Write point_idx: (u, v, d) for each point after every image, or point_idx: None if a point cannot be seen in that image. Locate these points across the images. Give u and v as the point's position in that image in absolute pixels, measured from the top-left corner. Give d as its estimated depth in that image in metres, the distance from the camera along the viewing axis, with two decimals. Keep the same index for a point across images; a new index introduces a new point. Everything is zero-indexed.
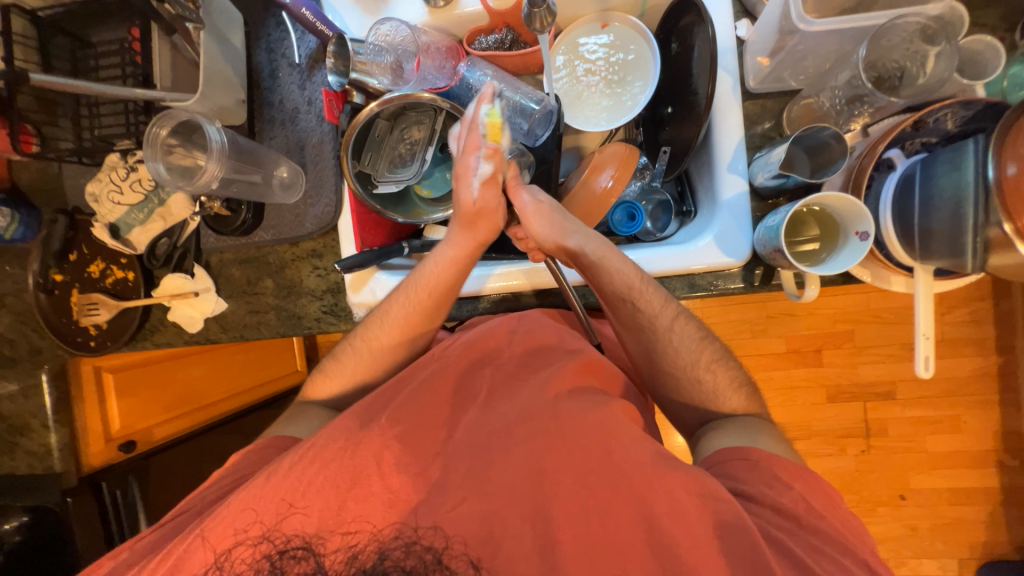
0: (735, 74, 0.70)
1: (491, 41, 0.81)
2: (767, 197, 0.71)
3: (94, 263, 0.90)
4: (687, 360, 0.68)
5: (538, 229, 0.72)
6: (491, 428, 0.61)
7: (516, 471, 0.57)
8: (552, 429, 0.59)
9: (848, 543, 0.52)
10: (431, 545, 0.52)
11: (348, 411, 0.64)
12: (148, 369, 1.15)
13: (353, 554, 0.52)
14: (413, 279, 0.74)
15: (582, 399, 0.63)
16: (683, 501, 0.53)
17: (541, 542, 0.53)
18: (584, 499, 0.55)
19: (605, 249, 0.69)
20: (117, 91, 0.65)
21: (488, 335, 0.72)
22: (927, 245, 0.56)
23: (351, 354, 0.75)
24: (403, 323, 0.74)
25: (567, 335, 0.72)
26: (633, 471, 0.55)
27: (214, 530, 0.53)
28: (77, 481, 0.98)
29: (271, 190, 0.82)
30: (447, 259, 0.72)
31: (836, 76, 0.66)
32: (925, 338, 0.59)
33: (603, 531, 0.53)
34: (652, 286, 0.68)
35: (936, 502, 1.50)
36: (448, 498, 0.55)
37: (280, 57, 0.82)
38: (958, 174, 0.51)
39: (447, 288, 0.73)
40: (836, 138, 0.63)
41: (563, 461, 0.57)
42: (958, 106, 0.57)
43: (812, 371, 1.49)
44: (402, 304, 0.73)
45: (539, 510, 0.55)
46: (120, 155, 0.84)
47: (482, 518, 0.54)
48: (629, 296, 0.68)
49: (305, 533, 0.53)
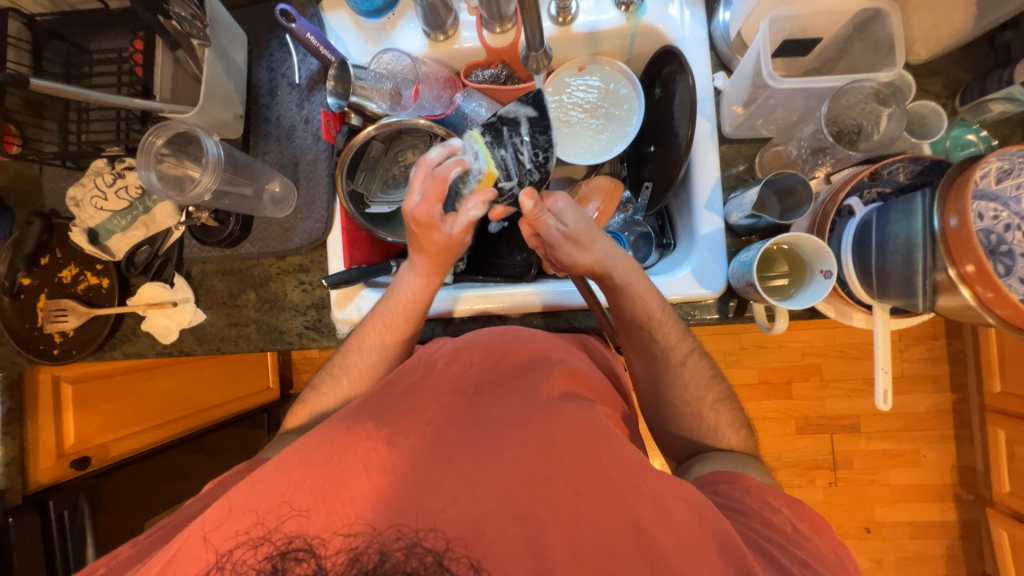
0: (712, 120, 0.76)
1: (486, 75, 0.86)
2: (741, 234, 0.75)
3: (67, 268, 0.87)
4: (693, 395, 0.69)
5: (568, 254, 0.67)
6: (479, 434, 0.59)
7: (504, 473, 0.55)
8: (544, 437, 0.58)
9: (821, 557, 0.54)
10: (431, 548, 0.51)
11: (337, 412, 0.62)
12: (110, 381, 1.10)
13: (354, 557, 0.50)
14: (385, 304, 0.73)
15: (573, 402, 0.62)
16: (669, 504, 0.54)
17: (531, 545, 0.52)
18: (569, 503, 0.54)
19: (635, 273, 0.68)
20: (118, 100, 0.64)
21: (484, 347, 0.72)
22: (883, 284, 0.61)
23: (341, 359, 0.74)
24: (375, 344, 0.73)
25: (554, 345, 0.72)
26: (625, 481, 0.55)
27: (186, 555, 0.51)
28: (21, 500, 0.90)
29: (262, 205, 0.83)
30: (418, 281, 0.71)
31: (801, 129, 0.71)
32: (883, 372, 0.63)
33: (594, 535, 0.53)
34: (671, 318, 0.70)
35: (899, 535, 1.54)
36: (438, 498, 0.53)
37: (280, 76, 0.84)
38: (909, 223, 0.56)
39: (415, 316, 0.73)
40: (802, 185, 0.68)
41: (551, 468, 0.56)
42: (908, 161, 0.63)
43: (782, 402, 1.54)
44: (378, 332, 0.72)
45: (529, 514, 0.53)
46: (107, 161, 0.83)
47: (473, 518, 0.53)
48: (648, 325, 0.69)
49: (307, 533, 0.51)
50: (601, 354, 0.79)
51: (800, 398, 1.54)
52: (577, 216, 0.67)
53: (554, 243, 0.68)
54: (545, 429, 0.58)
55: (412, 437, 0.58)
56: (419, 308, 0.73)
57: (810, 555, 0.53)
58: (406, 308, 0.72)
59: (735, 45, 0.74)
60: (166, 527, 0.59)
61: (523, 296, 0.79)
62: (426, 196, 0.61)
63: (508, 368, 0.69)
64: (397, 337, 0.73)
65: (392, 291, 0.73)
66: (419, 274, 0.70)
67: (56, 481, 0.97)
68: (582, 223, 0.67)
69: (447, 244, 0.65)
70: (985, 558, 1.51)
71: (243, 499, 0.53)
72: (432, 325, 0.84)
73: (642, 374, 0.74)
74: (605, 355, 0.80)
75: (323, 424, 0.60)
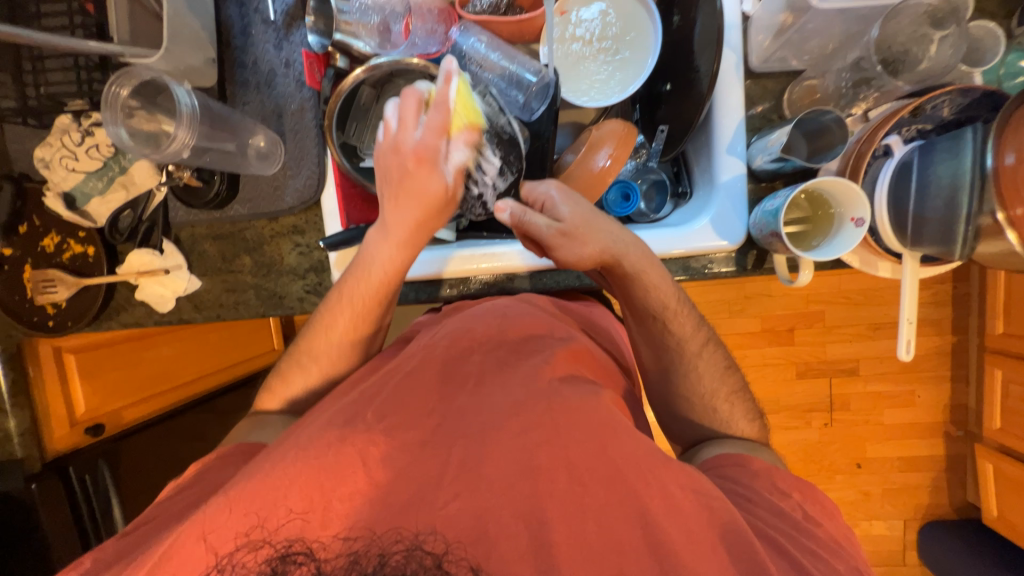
0: (739, 51, 0.68)
1: (485, 5, 0.76)
2: (763, 180, 0.70)
3: (47, 236, 0.82)
4: (707, 389, 0.70)
5: (563, 253, 0.65)
6: (487, 417, 0.60)
7: (506, 469, 0.56)
8: (548, 420, 0.58)
9: (826, 541, 0.56)
10: (431, 550, 0.51)
11: (336, 406, 0.62)
12: (113, 350, 1.07)
13: (354, 559, 0.50)
14: (348, 281, 0.70)
15: (577, 387, 0.63)
16: (679, 498, 0.55)
17: (536, 543, 0.52)
18: (577, 495, 0.55)
19: (647, 261, 0.66)
20: (70, 44, 0.55)
21: (485, 328, 0.70)
22: (918, 232, 0.57)
23: (306, 346, 0.74)
24: (343, 332, 0.71)
25: (556, 325, 0.72)
26: (634, 472, 0.56)
27: (196, 539, 0.51)
28: (43, 467, 0.92)
29: (247, 160, 0.76)
30: (389, 249, 0.67)
31: (844, 57, 0.65)
32: (908, 322, 0.61)
33: (600, 530, 0.53)
34: (685, 307, 0.69)
35: (889, 469, 1.61)
36: (440, 495, 0.54)
37: (253, 12, 0.75)
38: (956, 162, 0.52)
39: (386, 294, 0.70)
40: (837, 122, 0.63)
41: (568, 444, 0.57)
42: (957, 93, 0.57)
43: (785, 349, 1.55)
44: (341, 318, 0.71)
45: (533, 511, 0.54)
46: (72, 117, 0.76)
47: (474, 517, 0.53)
48: (662, 315, 0.68)
49: (307, 537, 0.51)
50: (602, 328, 0.80)
51: (803, 344, 1.54)
52: (571, 208, 0.65)
53: (550, 243, 0.64)
54: (550, 413, 0.59)
55: (414, 430, 0.59)
56: (392, 283, 0.69)
57: (800, 532, 0.56)
58: (374, 285, 0.69)
59: None
60: (172, 505, 0.59)
61: (529, 255, 0.76)
62: (428, 127, 0.60)
63: (511, 354, 0.68)
64: (364, 317, 0.71)
65: (354, 267, 0.70)
66: (394, 242, 0.67)
67: (71, 451, 0.97)
68: (578, 215, 0.65)
69: (444, 196, 0.64)
70: (967, 487, 1.60)
71: (248, 478, 0.54)
72: (437, 286, 0.80)
73: (653, 365, 0.74)
74: (611, 332, 0.82)
75: (316, 420, 0.60)
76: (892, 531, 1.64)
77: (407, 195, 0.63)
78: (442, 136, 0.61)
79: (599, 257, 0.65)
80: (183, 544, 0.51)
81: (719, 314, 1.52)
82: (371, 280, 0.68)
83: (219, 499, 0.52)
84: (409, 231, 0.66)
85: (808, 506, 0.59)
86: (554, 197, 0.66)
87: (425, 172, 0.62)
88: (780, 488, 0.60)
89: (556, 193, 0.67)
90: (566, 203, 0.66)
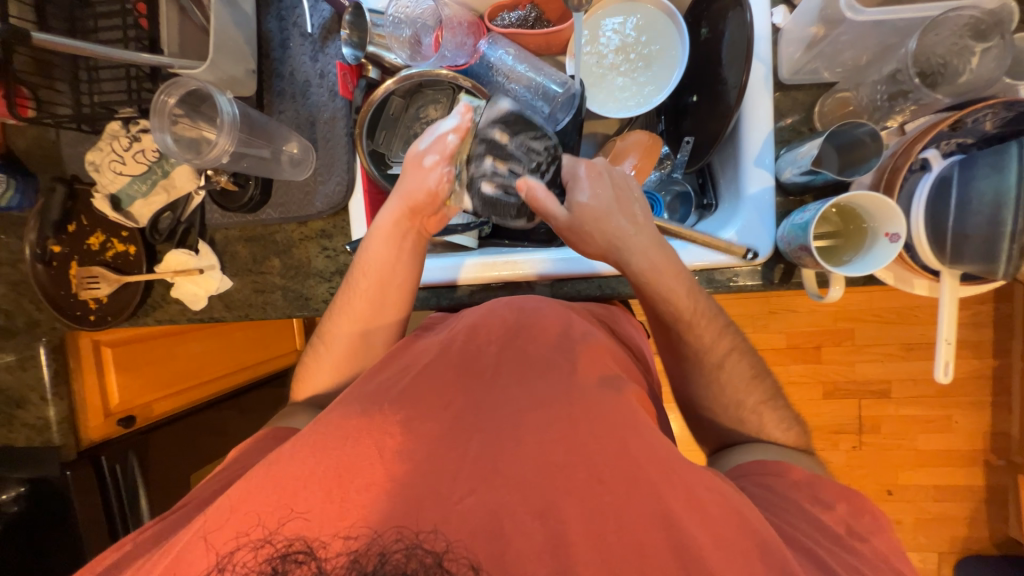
0: (769, 63, 0.67)
1: (513, 18, 0.78)
2: (791, 193, 0.69)
3: (94, 235, 0.87)
4: (733, 399, 0.67)
5: (584, 238, 0.69)
6: (496, 416, 0.59)
7: (523, 464, 0.54)
8: (561, 418, 0.57)
9: (868, 561, 0.53)
10: (431, 549, 0.49)
11: (347, 395, 0.63)
12: (146, 345, 1.13)
13: (353, 558, 0.48)
14: (356, 263, 0.73)
15: (598, 384, 0.61)
16: (704, 499, 0.53)
17: (552, 542, 0.51)
18: (595, 493, 0.53)
19: (659, 269, 0.66)
20: (125, 56, 0.59)
21: (502, 320, 0.70)
22: (959, 249, 0.55)
23: (329, 326, 0.75)
24: (361, 308, 0.72)
25: (574, 322, 0.70)
26: (652, 469, 0.54)
27: (215, 528, 0.51)
28: (77, 455, 0.97)
29: (280, 166, 0.79)
30: (384, 233, 0.70)
31: (879, 70, 0.65)
32: (946, 342, 0.59)
33: (618, 530, 0.51)
34: (699, 299, 0.66)
35: (922, 497, 1.53)
36: (455, 488, 0.53)
37: (291, 26, 0.78)
38: (1000, 178, 0.50)
39: (387, 276, 0.71)
40: (872, 136, 0.61)
41: (583, 458, 0.55)
42: (1000, 107, 0.55)
43: (811, 367, 1.50)
44: (358, 296, 0.72)
45: (550, 507, 0.52)
46: (121, 123, 0.81)
47: (488, 512, 0.52)
48: (679, 323, 0.67)
49: (307, 536, 0.50)
50: (627, 333, 0.77)
51: (830, 362, 1.49)
52: (591, 199, 0.68)
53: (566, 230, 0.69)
54: (562, 411, 0.58)
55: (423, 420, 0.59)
56: (391, 266, 0.71)
57: (823, 546, 0.53)
58: (387, 253, 0.71)
59: None
60: (192, 500, 0.60)
61: (540, 262, 0.77)
62: (429, 144, 0.70)
63: (530, 345, 0.67)
64: (383, 287, 0.72)
65: (366, 245, 0.72)
66: (401, 201, 0.70)
67: (105, 441, 1.02)
68: (597, 207, 0.68)
69: (429, 195, 0.70)
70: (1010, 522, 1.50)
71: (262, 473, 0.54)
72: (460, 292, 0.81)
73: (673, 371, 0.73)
74: (631, 331, 0.79)
75: (332, 413, 0.59)
76: (926, 564, 1.55)
77: (405, 189, 0.70)
78: (440, 154, 0.70)
79: (603, 244, 0.68)
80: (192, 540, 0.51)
81: (742, 328, 1.49)
82: (378, 248, 0.71)
83: (234, 491, 0.53)
84: (403, 216, 0.71)
85: (838, 516, 0.56)
86: (582, 177, 0.69)
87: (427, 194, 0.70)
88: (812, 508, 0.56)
89: (587, 172, 0.70)
90: (588, 193, 0.68)
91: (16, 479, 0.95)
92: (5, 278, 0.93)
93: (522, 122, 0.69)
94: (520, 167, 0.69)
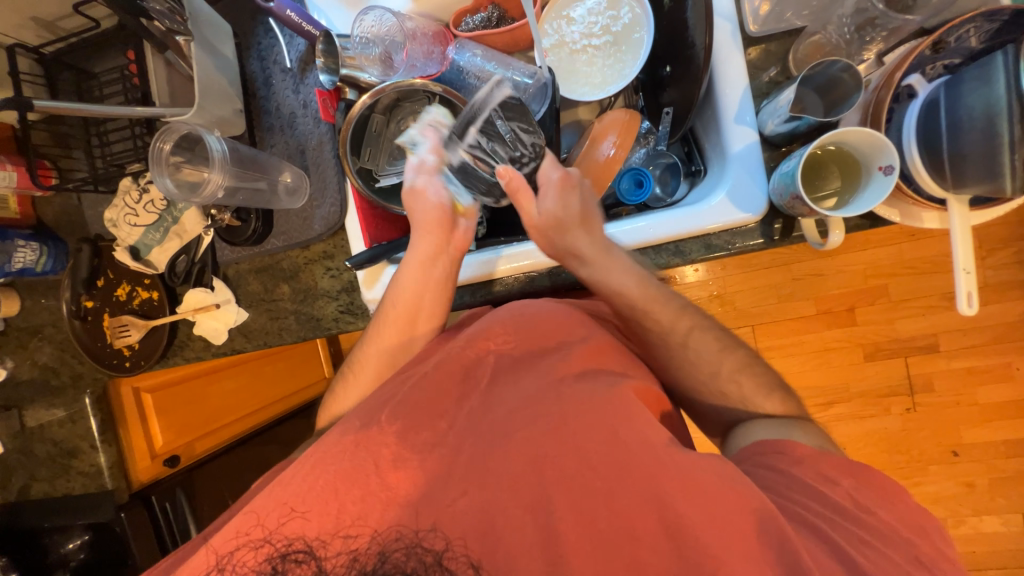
0: (733, 19, 0.67)
1: (477, 20, 0.81)
2: (779, 145, 0.68)
3: (120, 286, 0.93)
4: (744, 368, 0.65)
5: (544, 238, 0.72)
6: (495, 415, 0.58)
7: (516, 462, 0.53)
8: (556, 412, 0.56)
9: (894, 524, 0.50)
10: (431, 548, 0.51)
11: (354, 411, 0.62)
12: (181, 388, 1.18)
13: (353, 557, 0.50)
14: (387, 299, 0.75)
15: (592, 379, 0.60)
16: (698, 477, 0.50)
17: (545, 533, 0.51)
18: (589, 481, 0.52)
19: (614, 265, 0.68)
20: (118, 110, 0.64)
21: (501, 326, 0.67)
22: (960, 171, 0.52)
23: (361, 353, 0.76)
24: (391, 341, 0.74)
25: (568, 324, 0.68)
26: (649, 455, 0.52)
27: (219, 538, 0.53)
28: (129, 497, 1.02)
29: (277, 197, 0.83)
30: (413, 265, 0.73)
31: (842, 4, 0.63)
32: (964, 272, 0.55)
33: (611, 516, 0.51)
34: (651, 287, 0.68)
35: (992, 455, 1.42)
36: (448, 491, 0.53)
37: (272, 64, 0.83)
38: (988, 90, 0.47)
39: (417, 308, 0.73)
40: (847, 71, 0.61)
41: (573, 451, 0.53)
42: (981, 20, 0.53)
43: (845, 330, 1.43)
44: (384, 328, 0.74)
45: (540, 499, 0.52)
46: (132, 179, 0.86)
47: (483, 512, 0.52)
48: (636, 314, 0.68)
49: (306, 536, 0.52)
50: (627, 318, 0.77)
51: (866, 323, 1.42)
52: (558, 203, 0.71)
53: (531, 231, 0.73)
54: (557, 406, 0.57)
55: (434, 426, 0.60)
56: (423, 295, 0.73)
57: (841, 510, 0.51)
58: (420, 283, 0.73)
59: None
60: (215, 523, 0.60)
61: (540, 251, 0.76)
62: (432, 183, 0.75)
63: (528, 343, 0.67)
64: (414, 316, 0.74)
65: (398, 277, 0.75)
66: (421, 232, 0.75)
67: (155, 479, 1.09)
68: (563, 210, 0.70)
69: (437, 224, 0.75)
70: None
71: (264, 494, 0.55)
72: (463, 292, 0.81)
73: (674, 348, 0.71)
74: None
75: (338, 426, 0.60)
76: (1009, 528, 1.43)
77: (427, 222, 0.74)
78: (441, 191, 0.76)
79: (559, 250, 0.71)
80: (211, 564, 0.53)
81: (765, 300, 1.44)
82: (408, 281, 0.73)
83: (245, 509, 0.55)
84: (433, 248, 0.74)
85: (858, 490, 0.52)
86: (549, 184, 0.71)
87: (463, 236, 0.77)
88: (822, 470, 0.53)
89: (560, 180, 0.72)
90: (560, 196, 0.71)
91: (81, 527, 1.01)
92: (49, 338, 1.01)
93: (519, 109, 0.74)
94: (500, 148, 0.75)
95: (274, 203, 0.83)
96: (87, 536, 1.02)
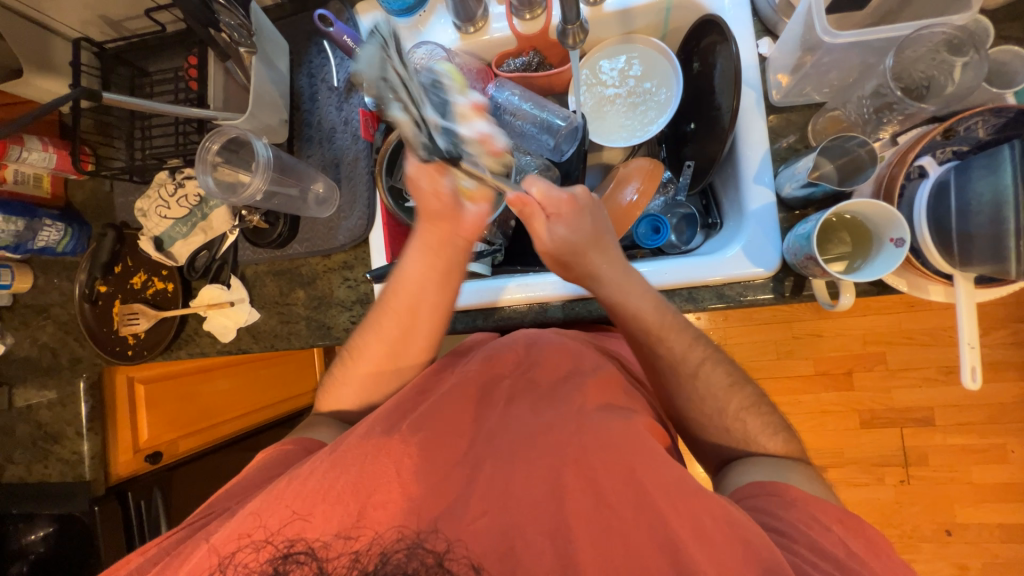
0: (758, 88, 0.72)
1: (518, 64, 0.85)
2: (794, 208, 0.71)
3: (136, 274, 0.94)
4: (753, 420, 0.65)
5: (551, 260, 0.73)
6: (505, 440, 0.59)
7: (539, 488, 0.55)
8: (567, 443, 0.57)
9: None
10: (432, 549, 0.51)
11: (377, 413, 0.64)
12: (177, 382, 1.16)
13: (354, 558, 0.51)
14: (391, 285, 0.73)
15: (604, 412, 0.61)
16: (709, 528, 0.50)
17: (549, 565, 0.51)
18: (600, 515, 0.53)
19: (621, 292, 0.68)
20: (181, 111, 0.67)
21: (512, 349, 0.72)
22: (967, 251, 0.55)
23: (358, 342, 0.75)
24: (391, 330, 0.72)
25: (580, 356, 0.71)
26: (659, 494, 0.53)
27: (222, 537, 0.53)
28: (105, 490, 0.99)
29: (306, 205, 0.86)
30: (420, 252, 0.70)
31: (862, 87, 0.68)
32: (969, 346, 0.57)
33: (626, 556, 0.50)
34: (668, 313, 0.68)
35: (986, 538, 1.39)
36: (468, 510, 0.54)
37: (320, 81, 0.87)
38: (994, 179, 0.50)
39: (422, 298, 0.71)
40: (864, 146, 0.66)
41: (585, 480, 0.55)
42: (988, 115, 0.58)
43: (843, 394, 1.43)
44: (382, 313, 0.72)
45: (561, 527, 0.53)
46: (168, 173, 0.89)
47: (502, 531, 0.52)
48: (647, 339, 0.68)
49: (308, 537, 0.52)
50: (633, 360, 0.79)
51: (863, 390, 1.42)
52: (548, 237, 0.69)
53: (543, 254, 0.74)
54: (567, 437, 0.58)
55: (443, 445, 0.60)
56: (427, 287, 0.71)
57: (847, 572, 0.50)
58: (425, 272, 0.71)
59: (781, 8, 0.71)
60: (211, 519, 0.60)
61: (546, 287, 0.78)
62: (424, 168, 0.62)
63: (541, 372, 0.68)
64: (416, 308, 0.72)
65: (401, 267, 0.72)
66: (432, 222, 0.69)
67: (133, 475, 1.05)
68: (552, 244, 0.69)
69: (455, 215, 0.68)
70: None
71: (267, 496, 0.54)
72: (474, 316, 0.82)
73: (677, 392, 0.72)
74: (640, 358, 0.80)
75: (362, 425, 0.62)
76: None
77: (438, 215, 0.68)
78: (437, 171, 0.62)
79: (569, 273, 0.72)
80: (203, 563, 0.52)
81: (764, 355, 1.45)
82: (414, 266, 0.70)
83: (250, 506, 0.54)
84: (442, 239, 0.70)
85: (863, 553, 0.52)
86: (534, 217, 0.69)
87: (473, 221, 0.69)
88: (830, 530, 0.53)
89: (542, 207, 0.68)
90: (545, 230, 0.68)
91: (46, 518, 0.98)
92: (54, 318, 1.01)
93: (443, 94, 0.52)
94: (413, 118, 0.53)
95: (307, 212, 0.86)
96: (53, 527, 0.98)
